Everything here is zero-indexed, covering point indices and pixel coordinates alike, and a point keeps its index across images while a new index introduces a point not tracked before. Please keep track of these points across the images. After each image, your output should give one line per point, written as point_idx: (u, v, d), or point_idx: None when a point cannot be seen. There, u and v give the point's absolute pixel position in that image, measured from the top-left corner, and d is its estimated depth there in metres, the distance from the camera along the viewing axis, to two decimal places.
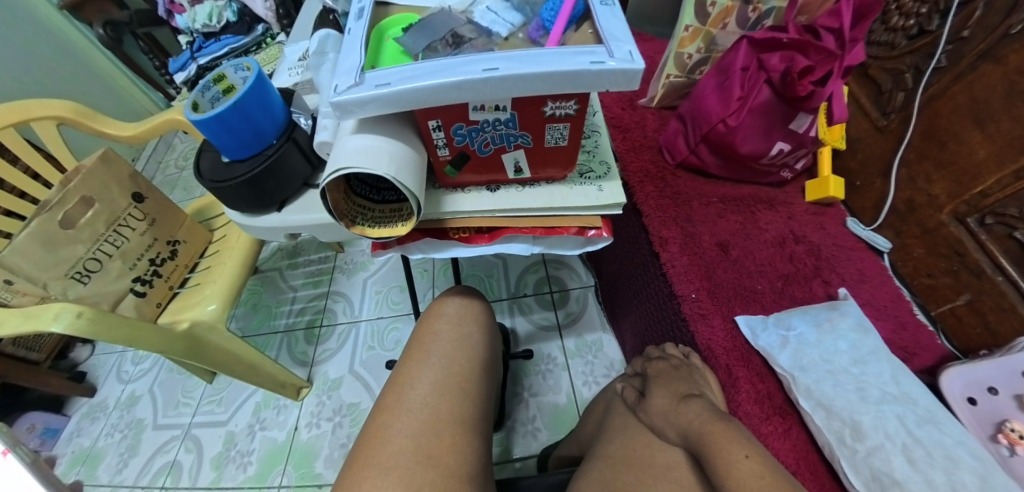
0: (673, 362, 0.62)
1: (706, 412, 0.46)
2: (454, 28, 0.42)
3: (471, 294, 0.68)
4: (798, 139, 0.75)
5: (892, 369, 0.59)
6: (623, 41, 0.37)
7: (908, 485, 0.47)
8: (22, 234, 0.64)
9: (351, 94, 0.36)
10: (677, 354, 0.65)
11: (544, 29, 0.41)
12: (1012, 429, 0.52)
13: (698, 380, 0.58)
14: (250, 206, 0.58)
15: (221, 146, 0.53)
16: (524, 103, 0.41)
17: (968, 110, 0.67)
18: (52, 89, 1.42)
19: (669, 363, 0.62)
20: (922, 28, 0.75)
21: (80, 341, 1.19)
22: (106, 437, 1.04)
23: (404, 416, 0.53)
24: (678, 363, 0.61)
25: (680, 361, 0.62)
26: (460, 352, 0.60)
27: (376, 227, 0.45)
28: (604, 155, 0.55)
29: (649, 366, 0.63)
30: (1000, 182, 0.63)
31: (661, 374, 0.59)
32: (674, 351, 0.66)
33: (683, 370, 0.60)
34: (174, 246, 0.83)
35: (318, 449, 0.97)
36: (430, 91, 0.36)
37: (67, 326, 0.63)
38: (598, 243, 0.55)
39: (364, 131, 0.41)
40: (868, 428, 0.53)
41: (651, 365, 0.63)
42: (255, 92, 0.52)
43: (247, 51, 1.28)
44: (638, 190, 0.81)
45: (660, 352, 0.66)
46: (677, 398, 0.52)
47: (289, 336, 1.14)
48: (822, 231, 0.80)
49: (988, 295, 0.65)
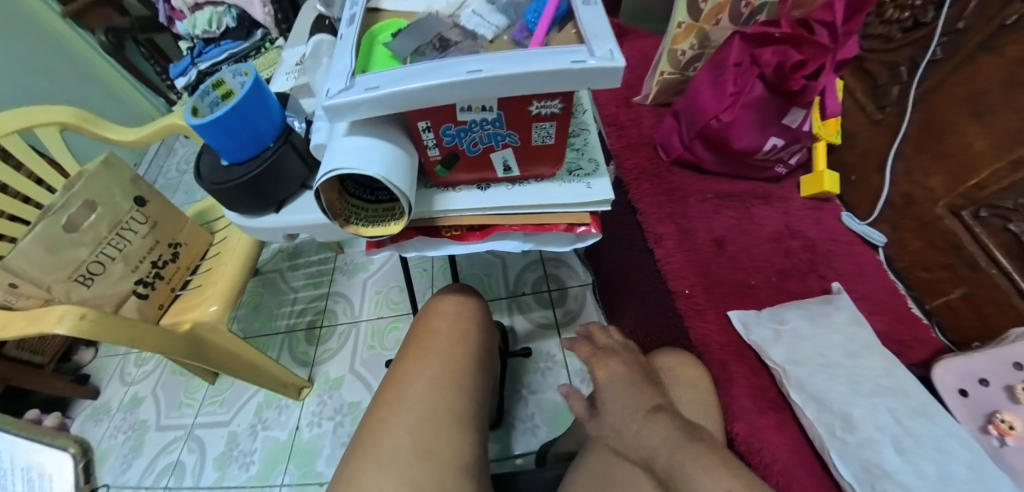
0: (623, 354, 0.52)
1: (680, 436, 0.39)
2: (442, 31, 0.43)
3: (469, 291, 0.69)
4: (792, 134, 0.75)
5: (885, 362, 0.59)
6: (604, 40, 0.38)
7: (899, 476, 0.47)
8: (26, 238, 0.65)
9: (342, 97, 0.37)
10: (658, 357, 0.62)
11: (528, 30, 0.42)
12: (1004, 420, 0.52)
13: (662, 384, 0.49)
14: (249, 207, 0.59)
15: (220, 149, 0.54)
16: (511, 103, 0.42)
17: (965, 102, 0.67)
18: (56, 95, 1.45)
19: (622, 361, 0.50)
20: (918, 20, 0.75)
21: (83, 344, 1.20)
22: (110, 438, 1.05)
23: (401, 410, 0.53)
24: (633, 360, 0.51)
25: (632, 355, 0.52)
26: (458, 348, 0.61)
27: (370, 226, 0.46)
28: (593, 153, 0.56)
29: (597, 366, 0.50)
30: (997, 174, 0.62)
31: (614, 381, 0.48)
32: (620, 340, 0.55)
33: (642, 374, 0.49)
34: (176, 248, 0.85)
35: (319, 448, 0.98)
36: (417, 94, 0.37)
37: (69, 328, 0.63)
38: (589, 239, 0.54)
39: (357, 132, 0.42)
40: (859, 420, 0.53)
41: (599, 363, 0.50)
42: (254, 97, 0.53)
43: (245, 56, 1.30)
44: (633, 187, 0.82)
45: (607, 342, 0.54)
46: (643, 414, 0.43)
47: (291, 336, 1.15)
48: (818, 226, 0.80)
49: (984, 288, 0.65)
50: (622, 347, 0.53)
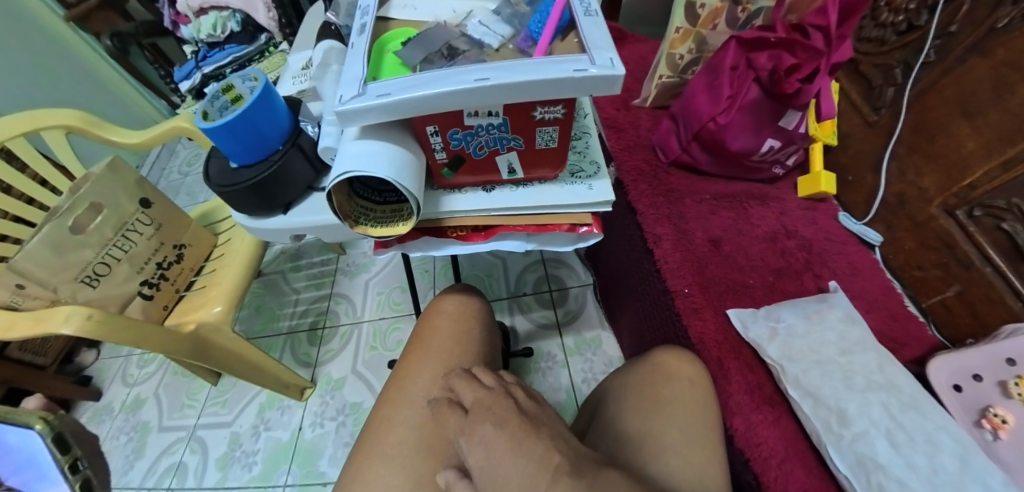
0: (496, 404, 0.41)
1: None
2: (450, 40, 0.43)
3: (471, 291, 0.70)
4: (787, 136, 0.77)
5: (879, 358, 0.60)
6: (604, 49, 0.39)
7: (892, 468, 0.49)
8: (33, 240, 0.66)
9: (353, 104, 0.38)
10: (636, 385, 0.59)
11: (532, 39, 0.43)
12: (996, 414, 0.54)
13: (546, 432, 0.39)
14: (257, 209, 0.60)
15: (229, 152, 0.56)
16: (515, 108, 0.43)
17: (957, 104, 0.68)
18: (59, 98, 1.46)
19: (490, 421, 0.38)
20: (911, 23, 0.76)
21: (85, 346, 1.21)
22: (113, 440, 1.06)
23: (406, 407, 0.54)
24: (509, 407, 0.40)
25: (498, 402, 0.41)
26: (461, 346, 0.61)
27: (378, 227, 0.47)
28: (595, 155, 0.57)
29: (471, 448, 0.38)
30: (989, 174, 0.64)
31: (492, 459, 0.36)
32: (490, 387, 0.44)
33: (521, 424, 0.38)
34: (180, 250, 0.86)
35: (322, 448, 0.98)
36: (426, 100, 0.38)
37: (77, 328, 0.64)
38: (590, 239, 0.55)
39: (366, 136, 0.43)
40: (853, 414, 0.54)
41: (472, 436, 0.38)
42: (262, 101, 0.55)
43: (250, 60, 1.33)
44: (632, 188, 0.83)
45: (473, 399, 0.42)
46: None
47: (293, 337, 1.16)
48: (814, 226, 0.81)
49: (976, 286, 0.66)
50: (489, 397, 0.42)
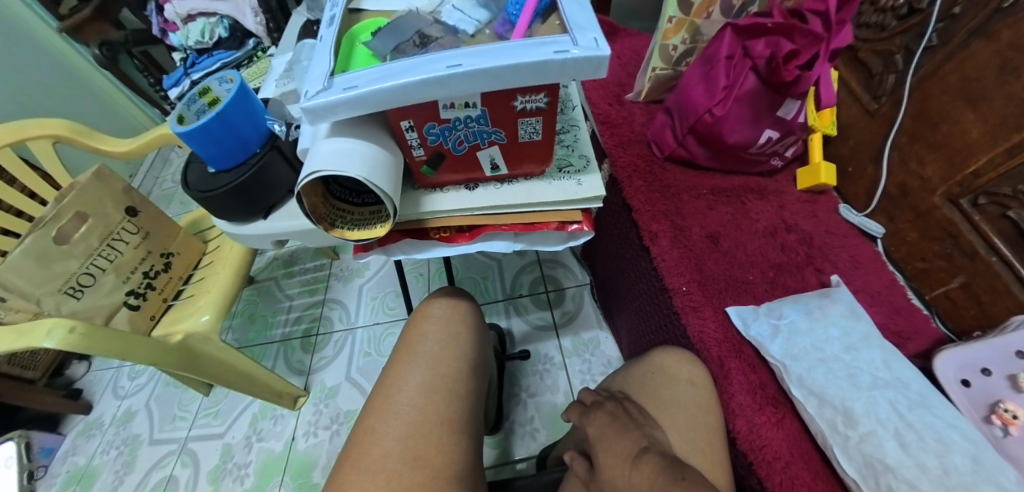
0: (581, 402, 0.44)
1: (665, 477, 0.36)
2: (422, 28, 0.42)
3: (458, 294, 0.68)
4: (787, 126, 0.75)
5: (884, 354, 0.58)
6: (588, 30, 0.37)
7: (900, 470, 0.47)
8: (16, 251, 0.64)
9: (320, 98, 0.36)
10: (642, 382, 0.58)
11: (510, 23, 0.41)
12: (1005, 410, 0.51)
13: (648, 426, 0.46)
14: (236, 215, 0.58)
15: (207, 156, 0.54)
16: (495, 99, 0.41)
17: (960, 89, 0.66)
18: (49, 108, 1.44)
19: (607, 412, 0.48)
20: (912, 7, 0.74)
21: (75, 358, 1.19)
22: (102, 454, 1.04)
23: (391, 419, 0.52)
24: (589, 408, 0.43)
25: (619, 405, 0.48)
26: (448, 353, 0.59)
27: (356, 230, 0.45)
28: (583, 149, 0.55)
29: (588, 423, 0.48)
30: (994, 161, 0.62)
31: (603, 433, 0.44)
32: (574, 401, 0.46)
33: (626, 416, 0.47)
34: (168, 258, 0.84)
35: (316, 458, 0.96)
36: (397, 91, 0.36)
37: (58, 342, 0.62)
38: (581, 238, 0.53)
39: (339, 134, 0.41)
40: (860, 414, 0.52)
41: (589, 419, 0.48)
42: (239, 103, 0.53)
43: (239, 65, 1.28)
44: (627, 185, 0.80)
45: (594, 398, 0.52)
46: (630, 460, 0.40)
47: (286, 345, 1.14)
48: (814, 219, 0.79)
49: (982, 276, 0.64)
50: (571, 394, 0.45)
